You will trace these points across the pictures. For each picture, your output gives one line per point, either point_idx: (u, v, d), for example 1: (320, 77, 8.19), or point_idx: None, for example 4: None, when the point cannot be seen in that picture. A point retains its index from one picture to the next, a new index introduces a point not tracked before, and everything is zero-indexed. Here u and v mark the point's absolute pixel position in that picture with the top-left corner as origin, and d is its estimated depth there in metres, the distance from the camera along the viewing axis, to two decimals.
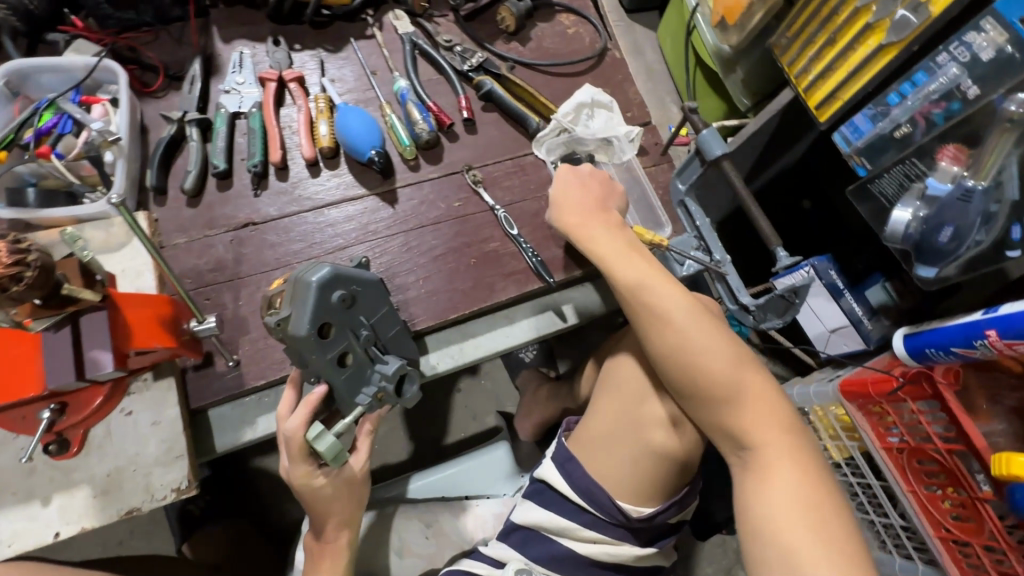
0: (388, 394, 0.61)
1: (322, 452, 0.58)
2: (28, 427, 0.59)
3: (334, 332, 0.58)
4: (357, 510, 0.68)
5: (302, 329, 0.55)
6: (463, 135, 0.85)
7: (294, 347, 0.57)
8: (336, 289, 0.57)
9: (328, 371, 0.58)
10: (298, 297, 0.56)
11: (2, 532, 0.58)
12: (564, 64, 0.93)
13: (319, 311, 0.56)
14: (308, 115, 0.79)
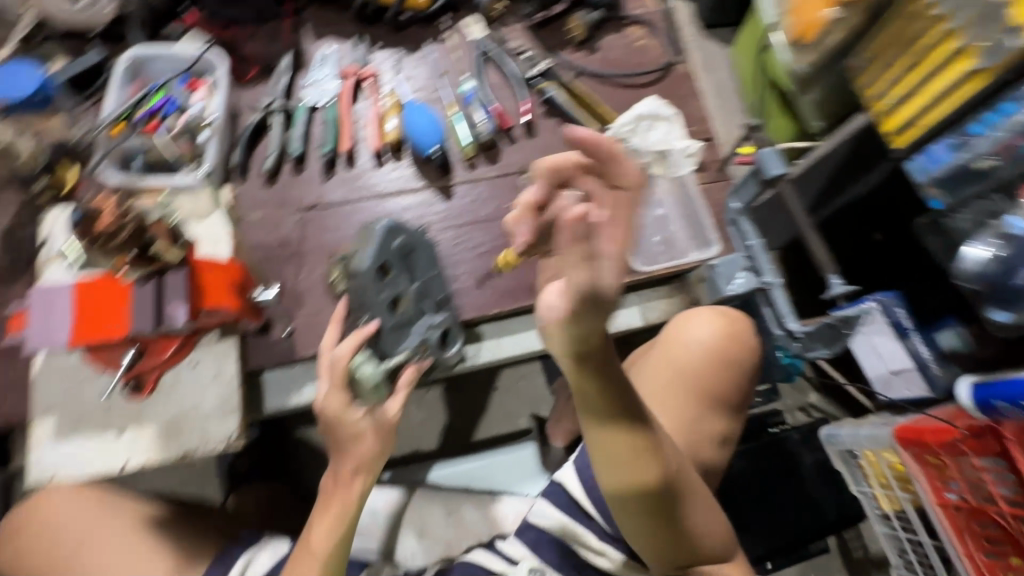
0: (430, 346, 0.66)
1: (364, 378, 0.62)
2: (113, 366, 0.67)
3: (391, 274, 0.66)
4: (377, 461, 0.63)
5: (364, 263, 0.63)
6: (522, 138, 0.88)
7: (358, 286, 0.64)
8: (395, 237, 0.66)
9: (379, 307, 0.64)
10: (368, 238, 0.65)
11: (84, 454, 0.65)
12: (630, 76, 0.94)
13: (381, 249, 0.65)
14: (378, 109, 0.85)
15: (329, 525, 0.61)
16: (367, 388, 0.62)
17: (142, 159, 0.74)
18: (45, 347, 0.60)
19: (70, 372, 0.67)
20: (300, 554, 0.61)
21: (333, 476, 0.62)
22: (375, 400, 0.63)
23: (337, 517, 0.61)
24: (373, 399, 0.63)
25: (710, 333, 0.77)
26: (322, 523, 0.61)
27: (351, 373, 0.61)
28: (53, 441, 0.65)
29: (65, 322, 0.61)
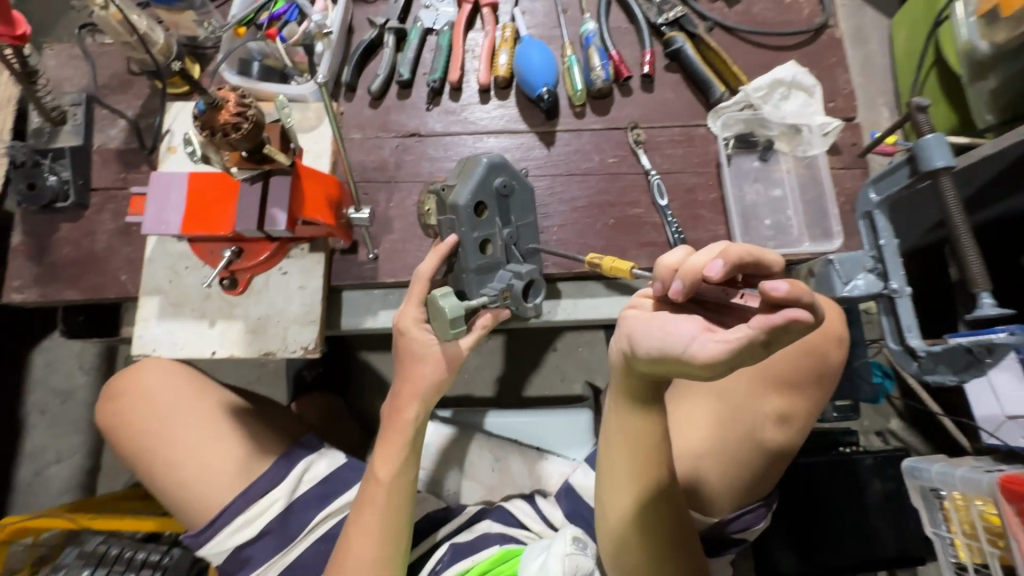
0: (513, 293, 0.61)
1: (443, 310, 0.57)
2: (213, 260, 0.71)
3: (485, 215, 0.62)
4: (438, 393, 0.64)
5: (462, 197, 0.60)
6: (637, 92, 0.81)
7: (449, 218, 0.61)
8: (496, 177, 0.62)
9: (469, 244, 0.60)
10: (467, 171, 0.61)
11: (177, 336, 0.70)
12: (771, 35, 0.83)
13: (479, 185, 0.61)
14: (492, 41, 0.81)
15: (392, 456, 0.63)
16: (442, 323, 0.57)
17: (260, 64, 0.75)
18: (158, 232, 0.64)
19: (176, 258, 0.72)
20: (367, 484, 0.63)
21: (398, 413, 0.64)
22: (452, 335, 0.58)
23: (402, 449, 0.64)
24: (449, 335, 0.58)
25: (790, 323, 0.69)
26: (386, 455, 0.64)
27: (433, 303, 0.58)
28: (155, 320, 0.70)
29: (178, 211, 0.64)
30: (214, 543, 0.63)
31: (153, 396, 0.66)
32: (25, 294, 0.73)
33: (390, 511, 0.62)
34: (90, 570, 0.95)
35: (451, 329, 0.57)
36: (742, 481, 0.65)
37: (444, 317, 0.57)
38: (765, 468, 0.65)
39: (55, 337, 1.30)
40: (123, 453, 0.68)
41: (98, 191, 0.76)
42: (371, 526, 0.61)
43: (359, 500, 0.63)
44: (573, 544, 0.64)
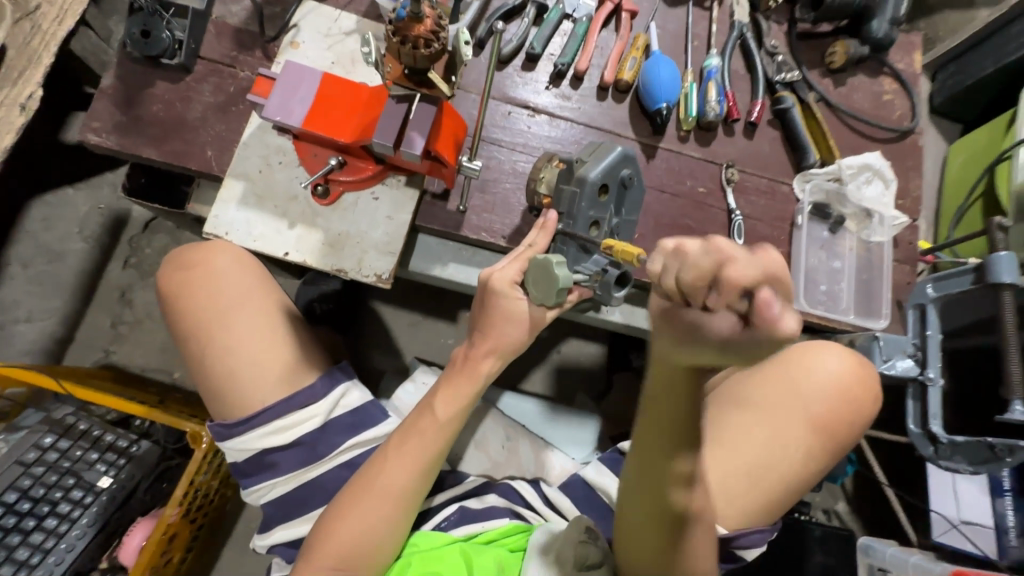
0: (603, 279, 0.62)
1: (555, 276, 0.56)
2: (310, 164, 0.70)
3: (606, 199, 0.64)
4: (513, 352, 0.63)
5: (592, 173, 0.62)
6: (739, 135, 0.86)
7: (572, 191, 0.63)
8: (622, 167, 0.64)
9: (583, 219, 0.62)
10: (600, 153, 0.64)
11: (253, 228, 0.68)
12: (866, 123, 0.90)
13: (608, 170, 0.63)
14: (623, 46, 0.84)
15: (451, 396, 0.63)
16: (548, 286, 0.57)
17: None
18: (277, 119, 0.63)
19: (271, 151, 0.70)
20: (422, 414, 0.64)
21: (466, 355, 0.64)
22: (550, 301, 0.58)
23: (465, 389, 0.63)
24: (548, 300, 0.58)
25: (840, 372, 0.67)
26: (448, 395, 0.64)
27: (541, 265, 0.57)
28: (234, 204, 0.68)
29: (303, 105, 0.63)
30: (242, 438, 0.62)
31: (220, 282, 0.64)
32: (101, 138, 0.70)
33: (434, 449, 0.64)
34: (53, 439, 0.90)
35: (554, 295, 0.56)
36: (759, 505, 0.64)
37: (553, 283, 0.57)
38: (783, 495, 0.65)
39: (62, 194, 1.23)
40: (171, 325, 0.65)
41: (204, 61, 0.74)
42: (412, 458, 0.62)
43: (405, 427, 0.64)
44: (585, 532, 0.65)
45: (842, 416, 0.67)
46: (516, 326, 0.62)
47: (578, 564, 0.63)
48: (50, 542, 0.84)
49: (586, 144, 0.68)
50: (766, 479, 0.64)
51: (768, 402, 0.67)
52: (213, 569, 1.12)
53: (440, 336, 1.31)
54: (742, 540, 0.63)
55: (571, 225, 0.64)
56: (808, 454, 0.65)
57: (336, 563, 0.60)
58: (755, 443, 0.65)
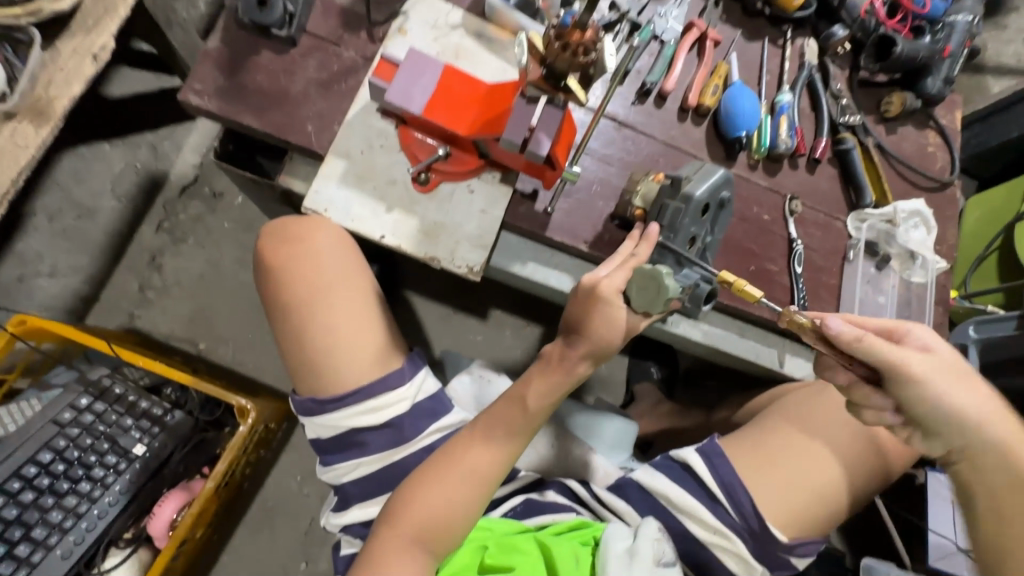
0: (693, 292, 0.68)
1: (665, 286, 0.61)
2: (413, 151, 0.71)
3: (704, 218, 0.69)
4: (604, 356, 0.64)
5: (697, 192, 0.66)
6: (802, 169, 0.91)
7: (678, 207, 0.68)
8: (722, 189, 0.69)
9: (683, 235, 0.68)
10: (705, 174, 0.68)
11: (352, 208, 0.68)
12: (913, 171, 0.96)
13: (712, 190, 0.68)
14: (705, 72, 0.87)
15: (544, 390, 0.65)
16: (656, 295, 0.61)
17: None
18: (399, 104, 0.64)
19: (373, 134, 0.71)
20: (511, 404, 0.65)
21: (561, 355, 0.65)
22: (653, 310, 0.62)
23: (557, 385, 0.65)
24: (653, 309, 0.62)
25: None
26: (538, 386, 0.65)
27: (656, 278, 0.61)
28: (335, 182, 0.69)
29: (425, 93, 0.64)
30: (333, 416, 0.65)
31: (325, 267, 0.66)
32: (203, 102, 0.69)
33: (518, 439, 0.65)
34: (89, 400, 0.86)
35: (661, 302, 0.61)
36: (811, 517, 0.71)
37: (661, 292, 0.61)
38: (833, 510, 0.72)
39: (96, 149, 1.19)
40: (269, 299, 0.67)
41: (310, 36, 0.74)
42: (499, 444, 0.65)
43: (494, 415, 0.65)
44: (658, 531, 0.68)
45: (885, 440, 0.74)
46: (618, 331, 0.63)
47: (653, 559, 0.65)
48: (84, 506, 0.81)
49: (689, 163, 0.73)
50: (819, 495, 0.71)
51: (834, 422, 0.74)
52: (227, 546, 1.10)
53: (469, 332, 1.32)
54: (800, 549, 0.71)
55: (669, 238, 0.68)
56: (871, 470, 0.73)
57: (415, 538, 0.61)
58: (825, 462, 0.72)
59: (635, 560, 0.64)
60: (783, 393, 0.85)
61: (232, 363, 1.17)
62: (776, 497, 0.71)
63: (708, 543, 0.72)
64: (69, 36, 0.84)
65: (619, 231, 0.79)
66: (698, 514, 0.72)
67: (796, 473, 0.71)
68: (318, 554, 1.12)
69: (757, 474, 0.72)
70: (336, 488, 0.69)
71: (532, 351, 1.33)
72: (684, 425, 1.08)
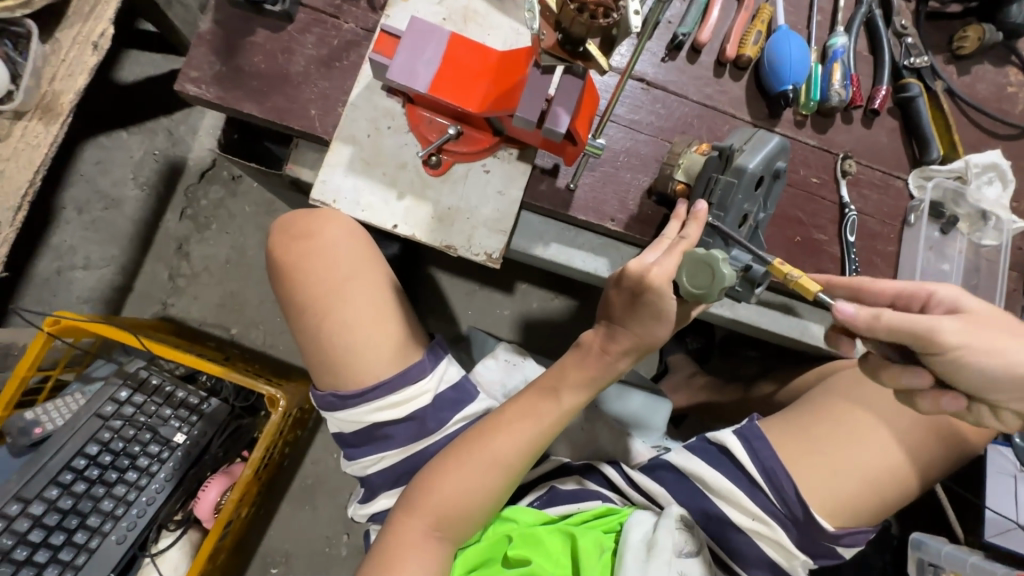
0: (745, 277, 0.61)
1: (721, 273, 0.53)
2: (423, 133, 0.66)
3: (760, 191, 0.62)
4: (650, 350, 0.59)
5: (751, 164, 0.59)
6: (857, 123, 0.81)
7: (729, 182, 0.60)
8: (777, 158, 0.62)
9: (735, 213, 0.61)
10: (758, 142, 0.61)
11: (362, 196, 0.65)
12: (988, 116, 0.84)
13: (766, 160, 0.60)
14: (746, 16, 0.77)
15: (578, 382, 0.61)
16: (711, 281, 0.53)
17: None
18: (402, 83, 0.58)
19: (380, 115, 0.66)
20: (541, 398, 0.62)
21: (601, 348, 0.60)
22: (708, 298, 0.54)
23: (589, 375, 0.61)
24: (708, 296, 0.54)
25: None
26: (571, 381, 0.62)
27: (710, 265, 0.53)
28: (343, 170, 0.65)
29: (430, 67, 0.59)
30: (355, 411, 0.62)
31: (336, 258, 0.63)
32: (202, 90, 0.66)
33: (546, 429, 0.62)
34: (128, 392, 0.89)
35: (718, 292, 0.53)
36: (863, 507, 0.66)
37: (717, 279, 0.53)
38: (886, 501, 0.67)
39: (115, 138, 1.18)
40: (282, 292, 0.65)
41: (308, 9, 0.68)
42: (523, 433, 0.61)
43: (523, 403, 0.62)
44: (681, 522, 0.64)
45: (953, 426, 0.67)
46: (656, 326, 0.57)
47: (674, 550, 0.61)
48: (133, 494, 0.85)
49: (739, 131, 0.65)
50: (872, 484, 0.66)
51: (895, 407, 0.68)
52: (272, 520, 1.15)
53: (496, 307, 1.29)
54: (847, 539, 0.66)
55: (719, 217, 0.61)
56: (929, 456, 0.67)
57: (434, 526, 0.60)
58: (875, 445, 0.67)
59: (653, 552, 0.61)
60: (832, 371, 0.80)
61: (263, 347, 1.18)
62: (823, 485, 0.66)
63: (746, 531, 0.69)
64: (67, 25, 0.81)
65: (657, 208, 0.73)
66: (735, 497, 0.69)
67: (840, 458, 0.67)
68: (358, 528, 1.16)
69: (799, 457, 0.67)
70: (363, 479, 0.68)
71: (561, 323, 1.29)
72: (722, 401, 1.03)
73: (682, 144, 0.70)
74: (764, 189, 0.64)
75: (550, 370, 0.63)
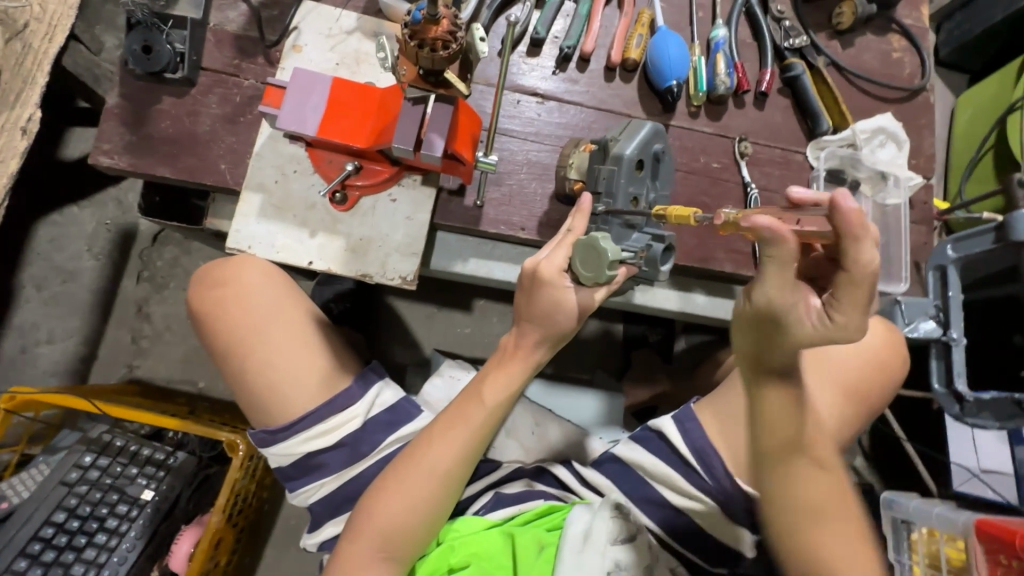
0: (649, 255, 0.66)
1: (603, 251, 0.57)
2: (327, 172, 0.70)
3: (642, 172, 0.66)
4: (560, 338, 0.63)
5: (627, 150, 0.64)
6: (750, 106, 0.85)
7: (610, 169, 0.65)
8: (654, 141, 0.66)
9: (623, 196, 0.65)
10: (631, 130, 0.66)
11: (276, 238, 0.68)
12: (876, 83, 0.88)
13: (642, 145, 0.65)
14: (627, 23, 0.82)
15: (500, 383, 0.64)
16: (598, 262, 0.58)
17: None
18: (293, 130, 0.62)
19: (286, 160, 0.70)
20: (469, 402, 0.64)
21: (515, 347, 0.64)
22: (599, 278, 0.59)
23: (512, 378, 0.64)
24: (600, 278, 0.58)
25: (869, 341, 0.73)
26: (495, 382, 0.65)
27: (590, 246, 0.58)
28: (254, 218, 0.68)
29: (317, 113, 0.62)
30: (287, 444, 0.65)
31: (250, 297, 0.66)
32: (113, 160, 0.70)
33: (477, 434, 0.64)
34: (93, 457, 0.92)
35: (606, 270, 0.57)
36: None
37: (602, 258, 0.58)
38: None
39: (67, 213, 1.22)
40: (207, 340, 0.68)
41: (208, 72, 0.73)
42: (456, 443, 0.63)
43: (451, 414, 0.65)
44: (615, 510, 0.67)
45: (872, 387, 0.71)
46: (565, 316, 0.61)
47: (609, 538, 0.64)
48: (103, 556, 0.86)
49: (616, 123, 0.70)
50: None
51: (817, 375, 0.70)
52: (258, 566, 1.15)
53: (456, 326, 1.32)
54: None
55: (610, 204, 0.66)
56: (847, 418, 0.70)
57: (379, 546, 0.62)
58: None
59: (589, 543, 0.64)
60: None
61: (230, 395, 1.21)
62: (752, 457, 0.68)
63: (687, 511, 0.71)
64: None
65: (566, 211, 0.77)
66: (670, 479, 0.71)
67: None
68: None
69: (729, 432, 0.70)
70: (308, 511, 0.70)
71: None
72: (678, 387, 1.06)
73: (568, 147, 0.76)
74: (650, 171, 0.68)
75: (474, 379, 0.66)
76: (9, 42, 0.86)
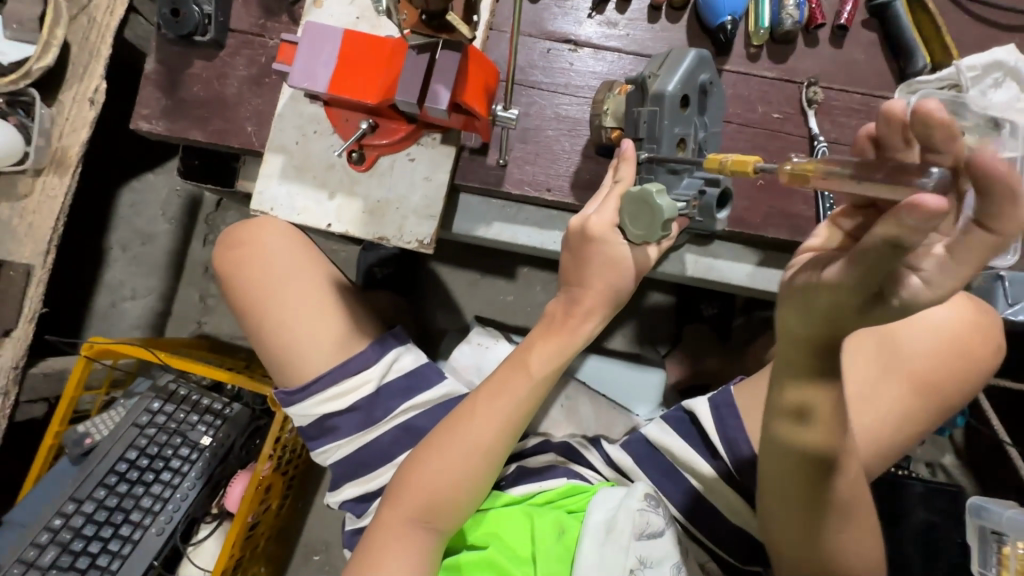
0: (703, 202, 0.60)
1: (659, 208, 0.55)
2: (345, 131, 0.68)
3: (688, 110, 0.59)
4: (613, 305, 0.63)
5: (669, 86, 0.56)
6: (824, 44, 0.72)
7: (650, 108, 0.58)
8: (698, 72, 0.59)
9: (669, 139, 0.58)
10: (672, 62, 0.58)
11: (296, 201, 0.68)
12: (996, 7, 0.72)
13: (685, 78, 0.57)
14: None
15: (549, 351, 0.64)
16: (650, 221, 0.56)
17: None
18: (304, 87, 0.61)
19: (306, 121, 0.69)
20: (514, 371, 0.65)
21: (565, 313, 0.65)
22: (654, 235, 0.57)
23: (563, 346, 0.64)
24: (652, 236, 0.57)
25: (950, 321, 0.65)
26: (544, 350, 0.65)
27: (644, 202, 0.56)
28: (276, 179, 0.68)
29: (328, 69, 0.61)
30: (303, 405, 0.66)
31: (272, 259, 0.68)
32: (152, 125, 0.72)
33: (523, 404, 0.64)
34: (160, 403, 1.00)
35: (659, 229, 0.56)
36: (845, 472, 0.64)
37: (656, 216, 0.56)
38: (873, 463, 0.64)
39: (144, 180, 1.32)
40: (232, 300, 0.70)
41: (235, 33, 0.73)
42: (501, 413, 0.63)
43: (495, 382, 0.65)
44: (646, 502, 0.62)
45: (950, 377, 0.64)
46: (622, 275, 0.62)
47: (632, 532, 0.60)
48: (168, 491, 0.96)
49: (652, 56, 0.62)
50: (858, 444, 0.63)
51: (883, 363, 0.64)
52: (309, 513, 1.23)
53: (499, 294, 1.30)
54: None
55: (654, 149, 0.59)
56: (912, 411, 0.64)
57: (421, 516, 0.62)
58: (858, 400, 0.64)
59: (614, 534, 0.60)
60: None
61: None
62: None
63: (707, 498, 0.67)
64: (67, 87, 0.92)
65: (597, 171, 0.70)
66: (697, 466, 0.67)
67: None
68: None
69: None
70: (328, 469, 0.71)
71: None
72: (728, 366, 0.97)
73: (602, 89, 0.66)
74: (697, 108, 0.61)
75: (521, 347, 0.66)
76: (76, 16, 0.91)
